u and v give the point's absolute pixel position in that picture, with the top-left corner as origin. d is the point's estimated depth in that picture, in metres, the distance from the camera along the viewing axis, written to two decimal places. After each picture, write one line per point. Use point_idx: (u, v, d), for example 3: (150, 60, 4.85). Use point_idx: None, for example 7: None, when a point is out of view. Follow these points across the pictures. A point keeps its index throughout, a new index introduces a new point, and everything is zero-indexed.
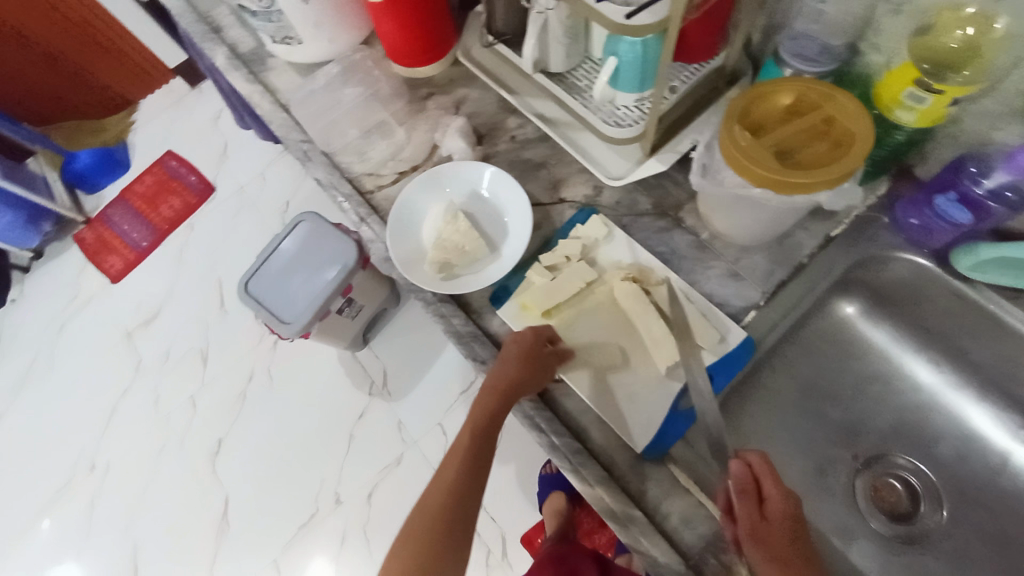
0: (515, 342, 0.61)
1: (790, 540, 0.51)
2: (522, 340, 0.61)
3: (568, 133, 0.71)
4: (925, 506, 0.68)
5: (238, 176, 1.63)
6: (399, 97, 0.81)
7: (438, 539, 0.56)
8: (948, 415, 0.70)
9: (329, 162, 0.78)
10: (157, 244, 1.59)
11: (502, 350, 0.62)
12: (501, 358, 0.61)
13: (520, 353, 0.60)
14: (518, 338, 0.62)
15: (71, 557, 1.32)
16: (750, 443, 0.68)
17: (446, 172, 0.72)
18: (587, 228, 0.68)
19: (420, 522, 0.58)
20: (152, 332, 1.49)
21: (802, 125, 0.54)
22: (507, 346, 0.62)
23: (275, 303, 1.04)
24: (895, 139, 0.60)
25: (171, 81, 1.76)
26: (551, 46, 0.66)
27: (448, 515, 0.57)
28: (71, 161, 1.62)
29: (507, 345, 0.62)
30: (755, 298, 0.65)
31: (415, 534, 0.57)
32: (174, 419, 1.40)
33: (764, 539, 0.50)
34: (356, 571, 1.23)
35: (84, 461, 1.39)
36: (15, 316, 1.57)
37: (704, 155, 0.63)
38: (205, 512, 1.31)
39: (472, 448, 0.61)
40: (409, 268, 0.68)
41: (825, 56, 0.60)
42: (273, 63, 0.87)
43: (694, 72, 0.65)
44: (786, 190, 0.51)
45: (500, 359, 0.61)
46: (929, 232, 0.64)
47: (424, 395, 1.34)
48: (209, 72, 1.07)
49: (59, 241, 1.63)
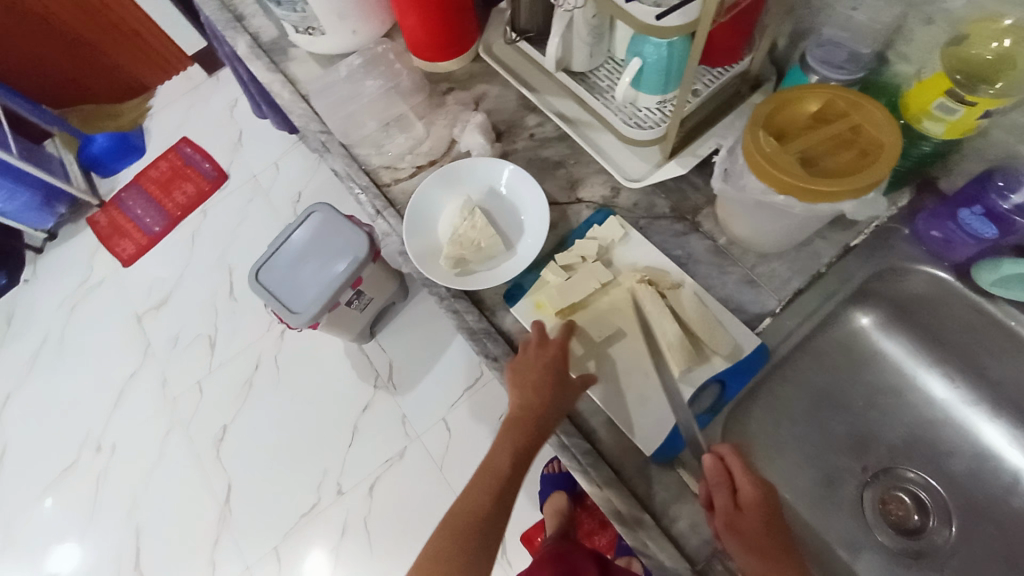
0: (545, 368, 0.59)
1: (768, 532, 0.51)
2: (553, 367, 0.59)
3: (588, 134, 0.71)
4: (934, 521, 0.67)
5: (252, 164, 1.64)
6: (419, 90, 0.81)
7: (470, 560, 0.57)
8: (961, 431, 0.69)
9: (347, 154, 0.78)
10: (170, 230, 1.60)
11: (529, 373, 0.59)
12: (530, 383, 0.59)
13: (554, 382, 0.58)
14: (545, 360, 0.60)
15: (74, 536, 1.33)
16: (760, 451, 0.67)
17: (464, 167, 0.72)
18: (604, 229, 0.68)
19: (452, 539, 0.59)
20: (161, 317, 1.50)
21: (829, 132, 0.53)
22: (534, 369, 0.59)
23: (286, 293, 1.04)
24: (921, 151, 0.60)
25: (189, 68, 1.77)
26: (575, 45, 0.66)
27: (480, 535, 0.58)
28: (87, 144, 1.64)
29: (534, 367, 0.59)
30: (771, 306, 0.64)
31: (447, 551, 0.58)
32: (180, 404, 1.41)
33: (742, 532, 0.50)
34: (356, 562, 1.24)
35: (91, 443, 1.40)
36: (26, 295, 1.58)
37: (726, 159, 0.62)
38: (208, 497, 1.32)
39: (506, 473, 0.60)
40: (425, 262, 0.68)
41: (853, 64, 0.59)
42: (294, 52, 0.87)
43: (718, 75, 0.65)
44: (809, 198, 0.51)
45: (529, 384, 0.59)
46: (951, 245, 0.64)
47: (429, 390, 1.35)
48: (228, 60, 1.07)
49: (73, 223, 1.65)
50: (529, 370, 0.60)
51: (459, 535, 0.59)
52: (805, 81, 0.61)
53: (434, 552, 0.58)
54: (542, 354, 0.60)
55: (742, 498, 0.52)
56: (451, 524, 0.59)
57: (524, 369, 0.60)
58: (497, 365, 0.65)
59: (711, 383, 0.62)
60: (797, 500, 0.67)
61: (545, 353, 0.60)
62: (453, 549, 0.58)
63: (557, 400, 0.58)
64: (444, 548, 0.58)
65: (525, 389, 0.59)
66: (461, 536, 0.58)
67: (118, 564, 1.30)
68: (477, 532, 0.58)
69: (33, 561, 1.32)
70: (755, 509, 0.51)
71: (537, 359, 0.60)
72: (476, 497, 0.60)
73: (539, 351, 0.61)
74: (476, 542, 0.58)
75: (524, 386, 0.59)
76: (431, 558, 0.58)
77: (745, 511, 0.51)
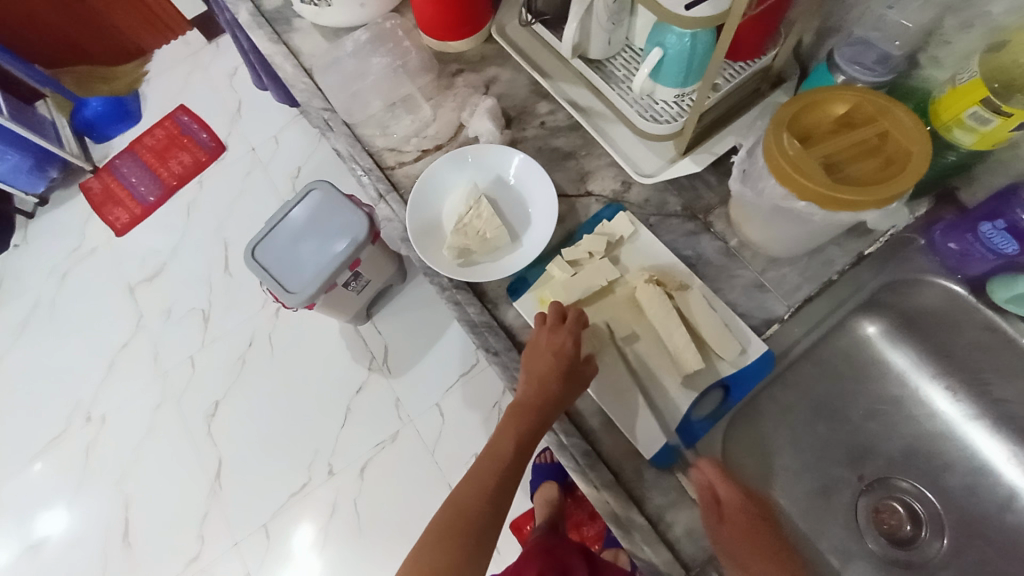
0: (554, 356, 0.58)
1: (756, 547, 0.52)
2: (562, 356, 0.58)
3: (600, 124, 0.68)
4: (926, 532, 0.67)
5: (250, 137, 1.60)
6: (427, 70, 0.78)
7: (467, 545, 0.57)
8: (963, 446, 0.68)
9: (350, 134, 0.76)
10: (164, 200, 1.56)
11: (539, 361, 0.59)
12: (538, 372, 0.58)
13: (560, 371, 0.57)
14: (555, 347, 0.58)
15: (62, 503, 1.33)
16: (758, 456, 0.67)
17: (472, 152, 0.70)
18: (613, 224, 0.66)
19: (450, 522, 0.58)
20: (154, 288, 1.48)
21: (855, 138, 0.52)
22: (544, 357, 0.58)
23: (281, 271, 1.02)
24: (946, 161, 0.59)
25: (188, 33, 1.72)
26: (593, 31, 0.63)
27: (479, 523, 0.58)
28: (81, 107, 1.58)
29: (544, 355, 0.58)
30: (779, 312, 0.63)
31: (446, 535, 0.57)
32: (172, 375, 1.40)
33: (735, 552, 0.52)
34: (343, 544, 1.24)
35: (80, 413, 1.39)
36: (16, 261, 1.54)
37: (745, 160, 0.61)
38: (200, 470, 1.32)
39: (510, 458, 0.60)
40: (428, 250, 0.67)
41: (882, 66, 0.57)
42: (298, 23, 0.84)
43: (739, 71, 0.62)
44: (832, 206, 0.50)
45: (536, 373, 0.58)
46: (968, 259, 0.63)
47: (424, 373, 1.34)
48: (228, 27, 1.02)
49: (65, 189, 1.60)
50: (538, 358, 0.59)
51: (458, 523, 0.58)
52: (830, 81, 0.59)
53: (433, 534, 0.58)
54: (552, 340, 0.59)
55: (723, 510, 0.53)
56: (452, 507, 0.59)
57: (535, 355, 0.59)
58: (497, 360, 0.64)
59: (714, 389, 0.61)
60: (792, 507, 0.66)
61: (556, 339, 0.59)
62: (451, 534, 0.57)
63: (563, 391, 0.57)
64: (443, 531, 0.58)
65: (531, 378, 0.59)
66: (461, 522, 0.58)
67: (108, 533, 1.30)
68: (477, 518, 0.58)
69: (21, 527, 1.32)
70: (739, 523, 0.53)
71: (547, 346, 0.59)
72: (479, 481, 0.60)
73: (550, 337, 0.59)
74: (475, 529, 0.58)
75: (531, 375, 0.59)
76: (429, 539, 0.58)
77: (726, 524, 0.53)
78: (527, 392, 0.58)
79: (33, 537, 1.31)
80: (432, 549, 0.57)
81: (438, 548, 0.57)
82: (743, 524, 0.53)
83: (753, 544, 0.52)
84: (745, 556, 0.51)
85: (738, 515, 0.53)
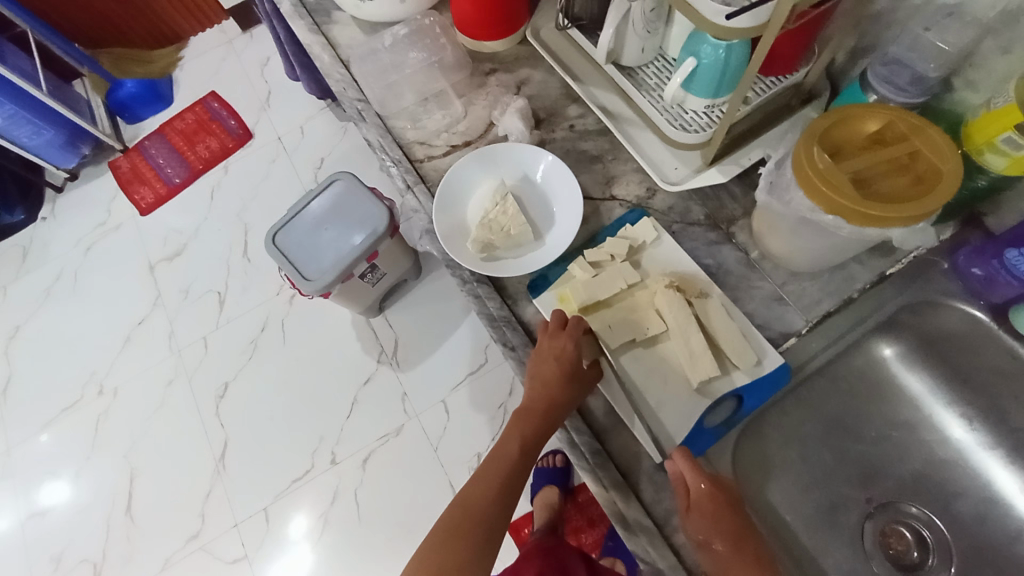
0: (557, 360, 0.59)
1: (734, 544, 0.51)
2: (565, 360, 0.59)
3: (627, 129, 0.69)
4: (933, 558, 0.67)
5: (277, 126, 1.62)
6: (461, 68, 0.79)
7: (472, 548, 0.57)
8: (976, 475, 0.67)
9: (382, 125, 0.77)
10: (190, 182, 1.59)
11: (543, 366, 0.60)
12: (542, 377, 0.59)
13: (562, 374, 0.59)
14: (557, 352, 0.60)
15: (68, 473, 1.34)
16: (766, 468, 0.66)
17: (502, 151, 0.71)
18: (636, 229, 0.67)
19: (454, 525, 0.58)
20: (175, 267, 1.51)
21: (886, 155, 0.52)
22: (547, 362, 0.59)
23: (300, 258, 1.03)
24: (976, 184, 0.59)
25: (224, 22, 1.76)
26: (629, 39, 0.64)
27: (483, 523, 0.58)
28: (117, 88, 1.63)
29: (547, 360, 0.60)
30: (796, 326, 0.63)
31: (450, 535, 0.58)
32: (185, 354, 1.42)
33: (712, 548, 0.51)
34: (339, 534, 1.25)
35: (93, 384, 1.41)
36: (42, 232, 1.58)
37: (773, 172, 0.62)
38: (205, 449, 1.33)
39: (515, 460, 0.61)
40: (452, 244, 0.68)
41: (916, 87, 0.58)
42: (337, 16, 0.86)
43: (771, 85, 0.63)
44: (861, 221, 0.50)
45: (541, 377, 0.59)
46: (992, 284, 0.64)
47: (433, 369, 1.35)
48: (267, 16, 1.05)
49: (94, 165, 1.64)
50: (543, 364, 0.60)
51: (463, 527, 0.58)
52: (863, 99, 0.61)
53: (437, 535, 0.59)
54: (554, 345, 0.60)
55: (691, 500, 0.53)
56: (457, 508, 0.60)
57: (539, 361, 0.60)
58: (514, 354, 0.65)
59: (728, 397, 0.61)
60: (797, 523, 0.65)
61: (558, 343, 0.60)
62: (455, 535, 0.58)
63: (567, 394, 0.59)
64: (446, 532, 0.58)
65: (536, 382, 0.60)
66: (466, 522, 0.58)
67: (110, 505, 1.31)
68: (480, 519, 0.59)
69: (26, 493, 1.34)
70: (705, 510, 0.52)
71: (549, 351, 0.60)
72: (483, 485, 0.60)
73: (551, 342, 0.61)
74: (480, 529, 0.58)
75: (536, 379, 0.60)
76: (434, 539, 0.58)
77: (693, 513, 0.53)
78: (533, 398, 0.60)
79: (38, 505, 1.33)
80: (437, 548, 0.57)
81: (443, 548, 0.57)
82: (709, 513, 0.52)
83: (721, 530, 0.51)
84: (713, 540, 0.51)
85: (705, 502, 0.52)
